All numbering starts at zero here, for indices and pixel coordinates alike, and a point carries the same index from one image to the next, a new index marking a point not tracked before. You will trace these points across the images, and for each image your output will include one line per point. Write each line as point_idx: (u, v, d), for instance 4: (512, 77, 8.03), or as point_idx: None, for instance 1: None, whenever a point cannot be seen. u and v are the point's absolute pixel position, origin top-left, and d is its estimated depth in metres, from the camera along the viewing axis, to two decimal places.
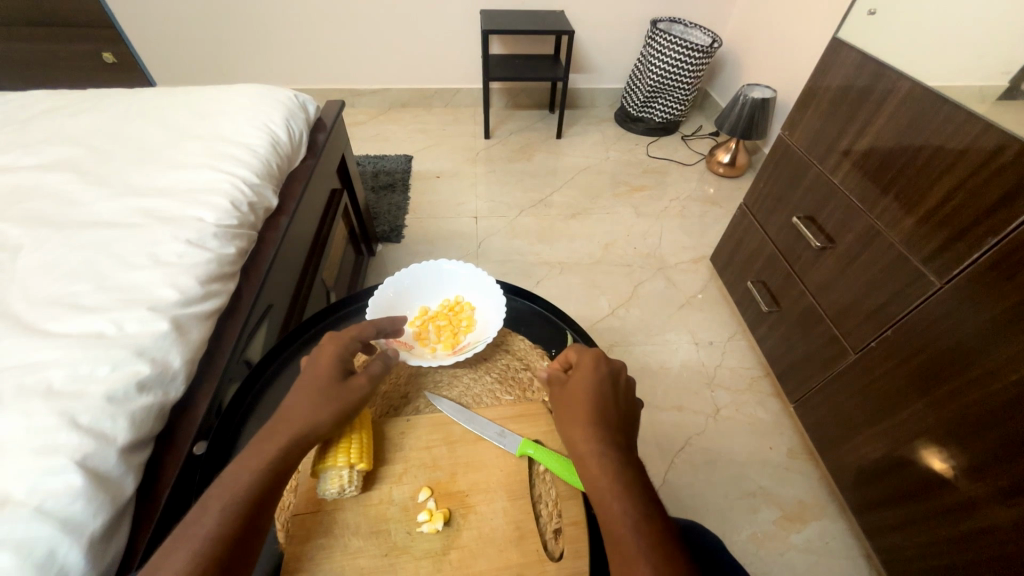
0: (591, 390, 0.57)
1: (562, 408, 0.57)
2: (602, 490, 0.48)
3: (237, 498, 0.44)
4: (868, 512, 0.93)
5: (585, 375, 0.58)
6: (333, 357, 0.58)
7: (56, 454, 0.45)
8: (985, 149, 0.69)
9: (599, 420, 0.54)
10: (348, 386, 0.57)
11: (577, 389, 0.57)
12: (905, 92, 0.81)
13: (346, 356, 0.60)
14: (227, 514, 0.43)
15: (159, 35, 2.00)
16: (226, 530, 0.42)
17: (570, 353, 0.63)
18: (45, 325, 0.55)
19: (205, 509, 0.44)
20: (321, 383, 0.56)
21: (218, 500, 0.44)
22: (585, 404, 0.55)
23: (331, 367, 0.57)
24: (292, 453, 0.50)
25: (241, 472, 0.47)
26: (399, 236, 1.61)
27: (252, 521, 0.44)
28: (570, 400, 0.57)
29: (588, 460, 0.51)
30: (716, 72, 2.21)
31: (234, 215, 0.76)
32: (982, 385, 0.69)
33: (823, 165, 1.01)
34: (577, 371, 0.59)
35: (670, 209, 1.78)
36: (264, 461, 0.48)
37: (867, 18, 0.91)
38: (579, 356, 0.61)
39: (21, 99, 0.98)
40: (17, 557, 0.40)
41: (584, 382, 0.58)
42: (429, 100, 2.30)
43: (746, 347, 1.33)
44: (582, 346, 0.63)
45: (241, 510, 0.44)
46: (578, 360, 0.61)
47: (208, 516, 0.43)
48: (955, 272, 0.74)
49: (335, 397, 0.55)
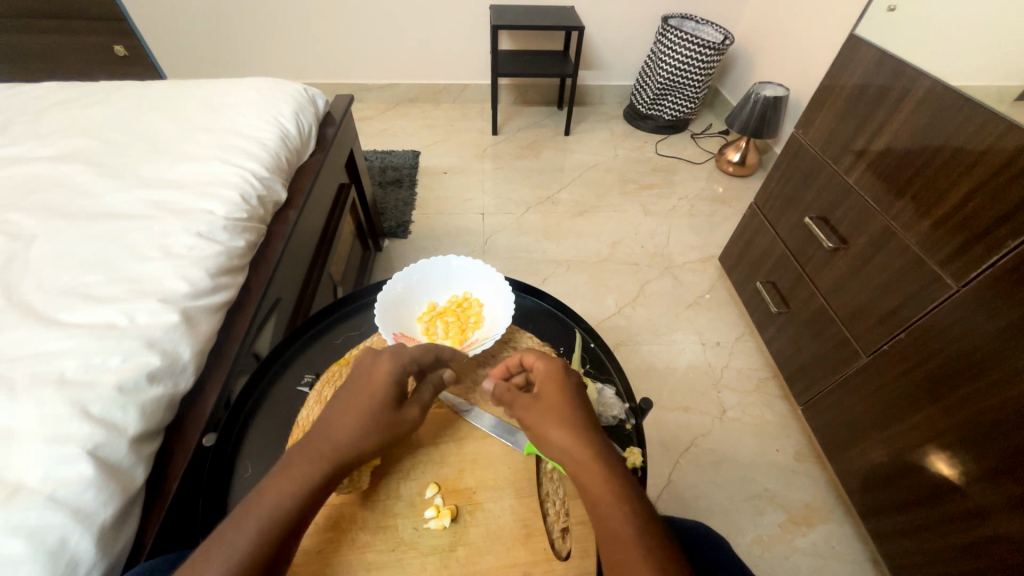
0: (575, 398, 0.55)
1: (542, 420, 0.53)
2: (605, 496, 0.46)
3: (272, 519, 0.44)
4: (877, 516, 0.92)
5: (561, 382, 0.56)
6: (389, 374, 0.55)
7: (68, 444, 0.46)
8: (1007, 150, 0.67)
9: (585, 427, 0.52)
10: (400, 415, 0.54)
11: (555, 398, 0.55)
12: (925, 90, 0.80)
13: (402, 379, 0.56)
14: (264, 535, 0.43)
15: (168, 29, 2.00)
16: (261, 551, 0.42)
17: (538, 362, 0.59)
18: (59, 315, 0.56)
19: (239, 525, 0.43)
20: (375, 405, 0.53)
21: (251, 516, 0.43)
22: (569, 412, 0.53)
23: (385, 389, 0.54)
24: (325, 473, 0.48)
25: (276, 488, 0.46)
26: (407, 232, 1.61)
27: (283, 542, 0.44)
28: (553, 408, 0.54)
29: (584, 466, 0.49)
30: (727, 69, 2.18)
31: (243, 208, 0.76)
32: (998, 390, 0.68)
33: (836, 166, 1.00)
34: (550, 381, 0.56)
35: (679, 208, 1.77)
36: (303, 484, 0.46)
37: (888, 14, 0.90)
38: (546, 365, 0.58)
39: (34, 90, 0.99)
40: (29, 545, 0.40)
41: (562, 390, 0.55)
42: (438, 95, 2.30)
43: (754, 348, 1.32)
44: (546, 355, 0.60)
45: (275, 534, 0.43)
46: (543, 370, 0.58)
47: (241, 534, 0.42)
48: (972, 276, 0.72)
49: (386, 423, 0.53)
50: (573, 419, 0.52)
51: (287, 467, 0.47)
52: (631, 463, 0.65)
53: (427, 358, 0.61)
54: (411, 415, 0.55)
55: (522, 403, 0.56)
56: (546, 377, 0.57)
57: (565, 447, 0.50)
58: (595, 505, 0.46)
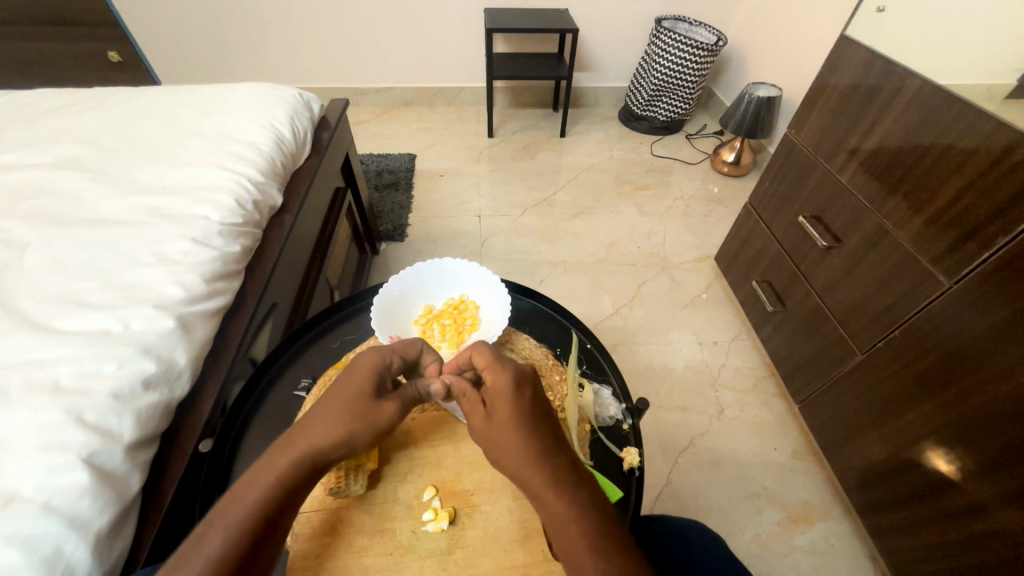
0: (521, 417, 0.52)
1: (493, 441, 0.52)
2: (558, 514, 0.45)
3: (251, 517, 0.43)
4: (875, 513, 0.92)
5: (508, 401, 0.53)
6: (369, 367, 0.56)
7: (63, 452, 0.45)
8: (995, 148, 0.68)
9: (530, 444, 0.50)
10: (379, 410, 0.53)
11: (503, 422, 0.52)
12: (914, 90, 0.80)
13: (384, 368, 0.57)
14: (235, 534, 0.42)
15: (162, 35, 2.00)
16: (234, 550, 0.41)
17: (489, 373, 0.56)
18: (54, 322, 0.55)
19: (212, 525, 0.42)
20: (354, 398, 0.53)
21: (226, 516, 0.43)
22: (513, 437, 0.51)
23: (365, 380, 0.54)
24: (298, 473, 0.47)
25: (251, 486, 0.45)
26: (402, 235, 1.61)
27: (261, 540, 0.43)
28: (498, 424, 0.52)
29: (541, 493, 0.47)
30: (721, 70, 2.20)
31: (239, 213, 0.76)
32: (990, 386, 0.68)
33: (830, 164, 1.00)
34: (500, 400, 0.53)
35: (674, 208, 1.77)
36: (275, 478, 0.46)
37: (877, 15, 0.91)
38: (498, 377, 0.55)
39: (28, 98, 0.98)
40: (24, 554, 0.40)
41: (509, 406, 0.53)
42: (433, 99, 2.30)
43: (750, 347, 1.32)
44: (500, 367, 0.56)
45: (248, 530, 0.42)
46: (496, 389, 0.54)
47: (214, 534, 0.42)
48: (964, 272, 0.73)
49: (365, 416, 0.52)
50: (515, 442, 0.50)
51: (265, 470, 0.46)
52: (628, 464, 0.65)
53: (413, 351, 0.61)
54: (389, 410, 0.54)
55: (477, 425, 0.54)
56: (497, 390, 0.54)
57: (516, 474, 0.49)
58: (556, 529, 0.45)
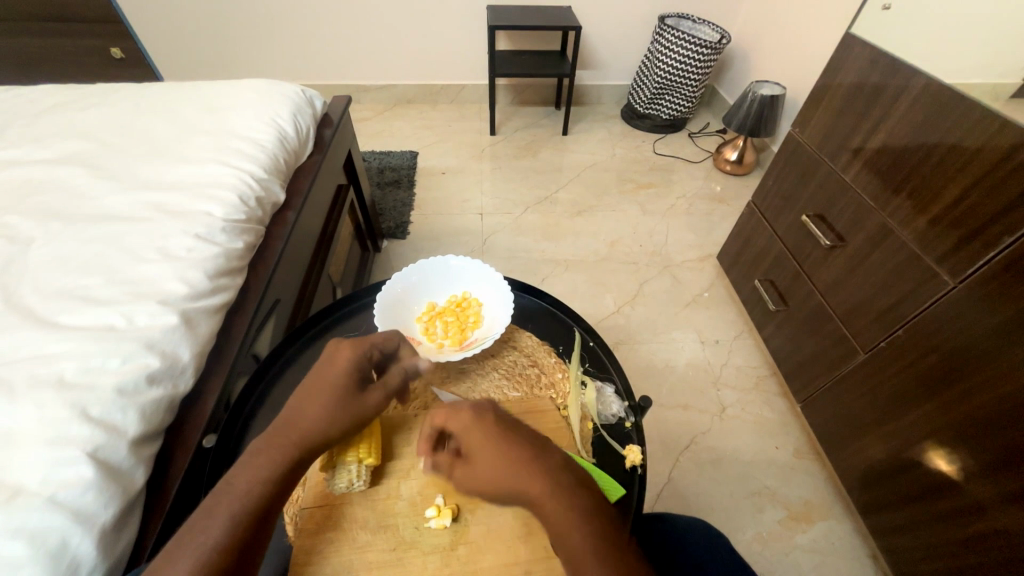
0: (503, 445, 0.49)
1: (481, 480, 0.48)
2: (575, 543, 0.44)
3: (244, 505, 0.45)
4: (876, 512, 0.92)
5: (483, 437, 0.50)
6: (350, 364, 0.55)
7: (69, 446, 0.46)
8: (1002, 147, 0.68)
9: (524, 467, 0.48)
10: (362, 402, 0.55)
11: (488, 457, 0.48)
12: (919, 88, 0.80)
13: (365, 365, 0.56)
14: (232, 523, 0.43)
15: (164, 30, 2.00)
16: (231, 539, 0.43)
17: (450, 417, 0.52)
18: (56, 317, 0.56)
19: (213, 513, 0.44)
20: (336, 390, 0.53)
21: (225, 506, 0.44)
22: (503, 467, 0.48)
23: (348, 374, 0.54)
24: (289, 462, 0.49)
25: (247, 472, 0.47)
26: (405, 233, 1.61)
27: (254, 534, 0.45)
28: (481, 467, 0.48)
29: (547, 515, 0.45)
30: (724, 68, 2.19)
31: (242, 209, 0.76)
32: (993, 387, 0.68)
33: (833, 164, 1.00)
34: (473, 436, 0.50)
35: (677, 207, 1.77)
36: (271, 468, 0.48)
37: (883, 13, 0.90)
38: (458, 416, 0.52)
39: (31, 93, 0.98)
40: (31, 547, 0.41)
41: (484, 438, 0.50)
42: (436, 96, 2.30)
43: (753, 346, 1.32)
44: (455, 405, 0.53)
45: (245, 520, 0.44)
46: (464, 426, 0.51)
47: (216, 522, 0.43)
48: (969, 272, 0.73)
49: (348, 406, 0.53)
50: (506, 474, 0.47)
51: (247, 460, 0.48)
52: (630, 461, 0.65)
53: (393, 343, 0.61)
54: (372, 401, 0.55)
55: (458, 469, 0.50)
56: (464, 428, 0.51)
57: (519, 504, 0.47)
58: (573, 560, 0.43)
